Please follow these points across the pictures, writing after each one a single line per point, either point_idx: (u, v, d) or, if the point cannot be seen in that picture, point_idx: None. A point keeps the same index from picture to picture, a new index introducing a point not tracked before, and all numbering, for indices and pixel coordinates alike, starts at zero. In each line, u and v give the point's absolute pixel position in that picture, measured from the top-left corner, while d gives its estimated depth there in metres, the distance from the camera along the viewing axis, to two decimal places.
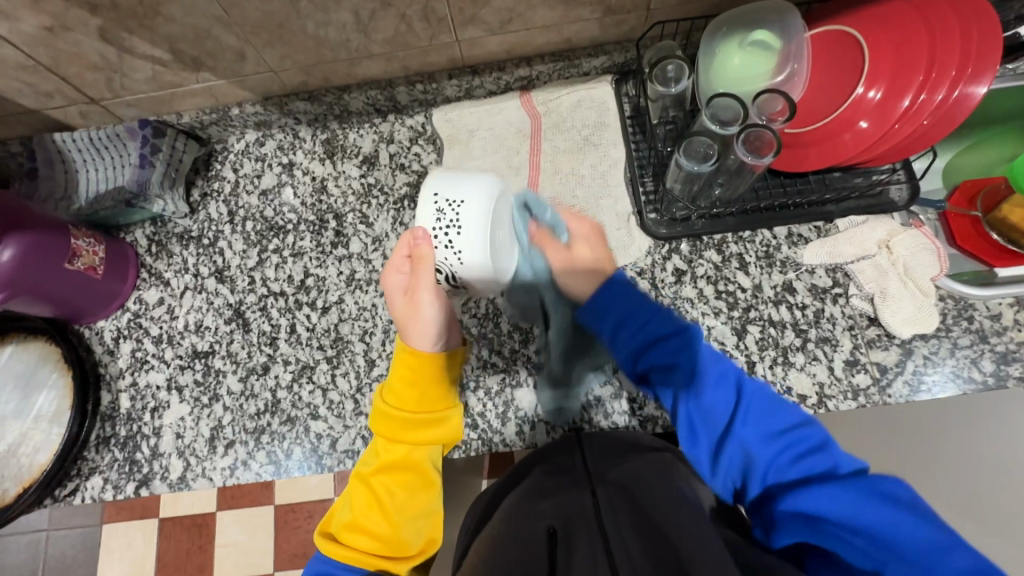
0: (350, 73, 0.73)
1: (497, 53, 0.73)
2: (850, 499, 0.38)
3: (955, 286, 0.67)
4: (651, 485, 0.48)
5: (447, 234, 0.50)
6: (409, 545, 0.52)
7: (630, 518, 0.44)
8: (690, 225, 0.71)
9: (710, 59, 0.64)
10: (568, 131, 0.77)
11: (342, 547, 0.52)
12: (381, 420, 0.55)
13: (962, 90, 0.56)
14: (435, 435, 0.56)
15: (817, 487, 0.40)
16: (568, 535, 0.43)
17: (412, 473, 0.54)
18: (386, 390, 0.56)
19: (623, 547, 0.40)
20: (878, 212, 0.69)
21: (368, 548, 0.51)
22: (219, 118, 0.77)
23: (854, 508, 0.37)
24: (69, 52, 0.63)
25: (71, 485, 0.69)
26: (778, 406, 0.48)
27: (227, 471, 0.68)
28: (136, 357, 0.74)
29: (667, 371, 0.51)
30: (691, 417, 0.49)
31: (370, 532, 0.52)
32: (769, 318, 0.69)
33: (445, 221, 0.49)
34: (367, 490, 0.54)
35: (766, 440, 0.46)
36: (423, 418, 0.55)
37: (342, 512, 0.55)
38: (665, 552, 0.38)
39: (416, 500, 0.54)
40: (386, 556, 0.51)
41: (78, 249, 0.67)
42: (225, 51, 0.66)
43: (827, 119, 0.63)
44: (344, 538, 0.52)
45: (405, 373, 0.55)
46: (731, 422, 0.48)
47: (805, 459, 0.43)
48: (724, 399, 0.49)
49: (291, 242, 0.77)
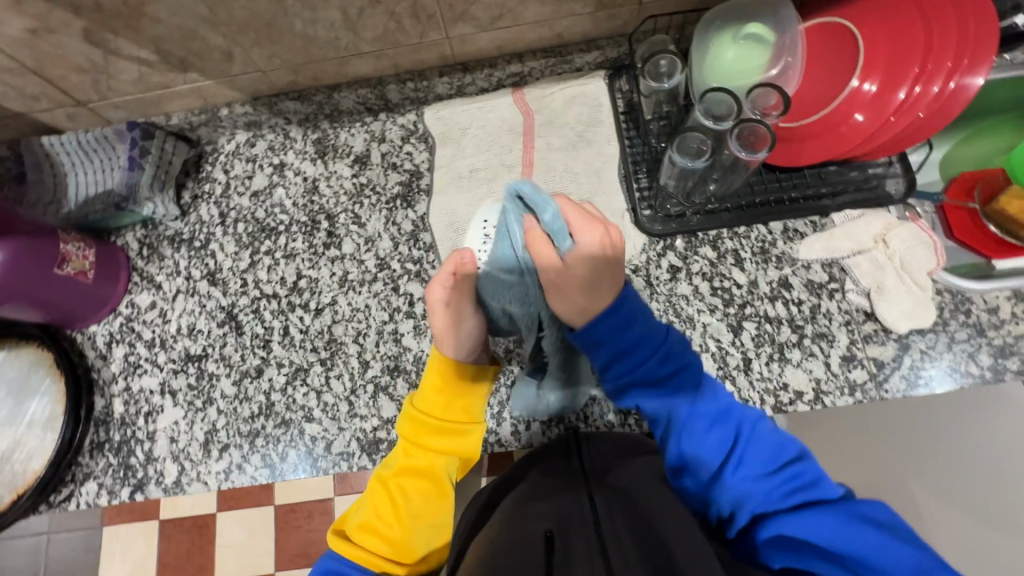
0: (340, 71, 0.72)
1: (488, 49, 0.72)
2: (833, 526, 0.38)
3: (952, 279, 0.66)
4: (648, 490, 0.48)
5: (490, 253, 0.57)
6: (416, 552, 0.54)
7: (627, 523, 0.44)
8: (685, 221, 0.71)
9: (704, 52, 0.63)
10: (562, 128, 0.76)
11: (351, 547, 0.54)
12: (410, 423, 0.58)
13: (958, 82, 0.55)
14: (457, 448, 0.58)
15: (801, 514, 0.40)
16: (565, 539, 0.43)
17: (430, 483, 0.57)
18: (418, 395, 0.59)
19: (621, 553, 0.39)
20: (874, 206, 0.68)
21: (379, 552, 0.53)
22: (208, 119, 0.77)
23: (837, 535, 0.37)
24: (54, 54, 0.62)
25: (66, 490, 0.69)
26: (775, 439, 0.48)
27: (222, 475, 0.68)
28: (129, 361, 0.73)
29: (664, 405, 0.52)
30: (685, 453, 0.50)
31: (383, 535, 0.54)
32: (765, 314, 0.68)
33: (489, 243, 0.57)
34: (386, 494, 0.57)
35: (759, 474, 0.45)
36: (448, 429, 0.57)
37: (357, 512, 0.57)
38: (659, 552, 0.38)
39: (430, 507, 0.56)
40: (394, 561, 0.53)
41: (68, 253, 0.66)
42: (212, 51, 0.65)
43: (822, 113, 0.63)
44: (357, 538, 0.55)
45: (434, 381, 0.58)
46: (723, 461, 0.48)
47: (797, 492, 0.42)
48: (721, 437, 0.49)
49: (282, 243, 0.77)
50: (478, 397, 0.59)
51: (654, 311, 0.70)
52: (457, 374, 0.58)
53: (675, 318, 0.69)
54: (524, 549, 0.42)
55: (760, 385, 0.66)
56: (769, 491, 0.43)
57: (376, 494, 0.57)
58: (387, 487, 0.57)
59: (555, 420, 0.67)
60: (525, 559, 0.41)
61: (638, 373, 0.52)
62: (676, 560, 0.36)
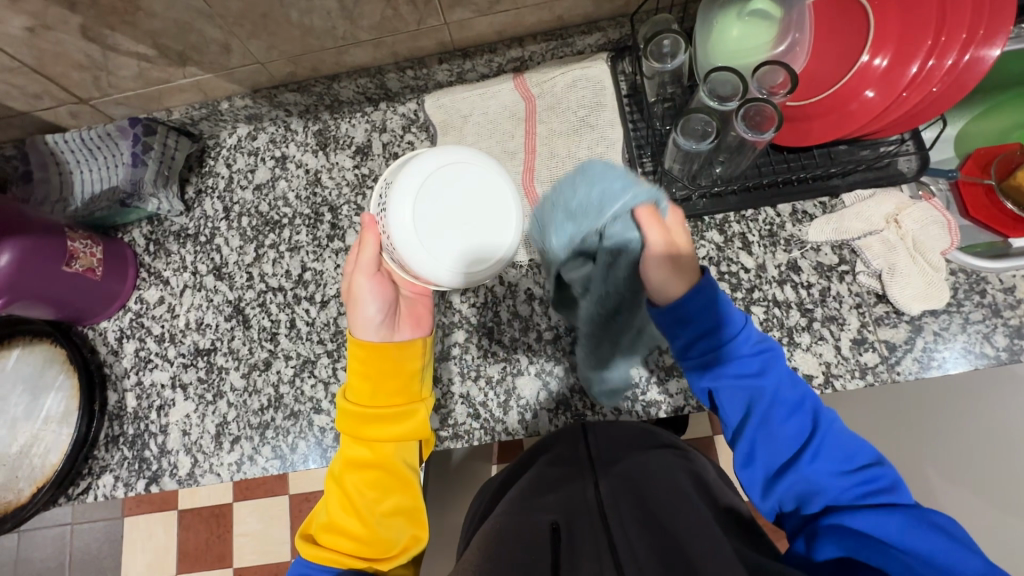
0: (339, 61, 0.71)
1: (488, 35, 0.71)
2: (901, 528, 0.40)
3: (966, 260, 0.65)
4: (659, 483, 0.48)
5: (381, 214, 0.53)
6: (391, 542, 0.53)
7: (634, 516, 0.44)
8: (692, 204, 0.69)
9: (707, 32, 0.62)
10: (564, 112, 0.75)
11: (319, 548, 0.53)
12: (345, 418, 0.57)
13: (972, 55, 0.54)
14: (399, 430, 0.57)
15: (873, 513, 0.42)
16: (572, 535, 0.44)
17: (378, 471, 0.55)
18: (348, 386, 0.58)
19: (630, 549, 0.40)
20: (886, 185, 0.66)
21: (344, 549, 0.52)
22: (209, 113, 0.77)
23: (904, 534, 0.40)
24: (54, 51, 0.62)
25: (84, 483, 0.70)
26: (850, 438, 0.49)
27: (234, 466, 0.68)
28: (141, 356, 0.74)
29: (744, 390, 0.52)
30: (756, 439, 0.51)
31: (348, 533, 0.53)
32: (774, 298, 0.67)
33: (381, 203, 0.53)
34: (341, 490, 0.55)
35: (835, 469, 0.47)
36: (378, 410, 0.56)
37: (320, 514, 0.56)
38: (671, 547, 0.39)
39: (389, 496, 0.54)
40: (363, 557, 0.51)
41: (76, 251, 0.67)
42: (210, 44, 0.64)
43: (831, 90, 0.61)
44: (320, 539, 0.54)
45: (357, 367, 0.57)
46: (798, 454, 0.49)
47: (870, 495, 0.44)
48: (796, 427, 0.50)
49: (287, 236, 0.77)
50: (411, 371, 0.58)
51: None
52: (378, 351, 0.57)
53: None
54: (533, 543, 0.42)
55: None
56: (842, 487, 0.45)
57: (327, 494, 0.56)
58: (339, 482, 0.56)
59: (562, 408, 0.67)
60: (537, 551, 0.41)
61: (712, 356, 0.53)
62: (692, 556, 0.37)
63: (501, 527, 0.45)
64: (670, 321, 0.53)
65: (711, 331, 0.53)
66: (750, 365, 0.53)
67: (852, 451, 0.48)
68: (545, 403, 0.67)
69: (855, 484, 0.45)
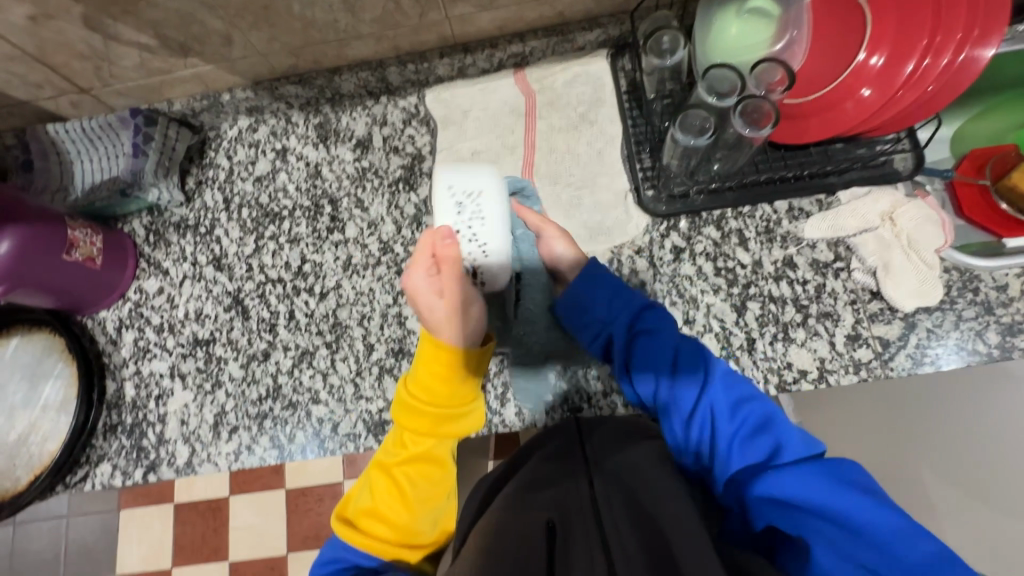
0: (340, 54, 0.72)
1: (489, 30, 0.71)
2: (813, 488, 0.38)
3: (961, 258, 0.65)
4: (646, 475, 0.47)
5: (470, 226, 0.55)
6: (421, 534, 0.55)
7: (626, 512, 0.44)
8: (689, 201, 0.70)
9: (707, 29, 0.62)
10: (563, 108, 0.75)
11: (355, 531, 0.55)
12: (404, 409, 0.57)
13: (968, 54, 0.54)
14: (458, 428, 0.58)
15: (786, 468, 0.40)
16: (567, 532, 0.43)
17: (433, 465, 0.57)
18: (420, 382, 0.56)
19: (620, 542, 0.40)
20: (881, 182, 0.67)
21: (384, 538, 0.54)
22: (210, 104, 0.77)
23: (810, 493, 0.38)
24: (55, 40, 0.62)
25: (82, 471, 0.71)
26: (735, 381, 0.51)
27: (231, 456, 0.69)
28: (139, 346, 0.74)
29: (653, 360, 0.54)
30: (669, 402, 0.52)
31: (389, 521, 0.54)
32: (770, 293, 0.68)
33: (466, 214, 0.55)
34: (392, 482, 0.56)
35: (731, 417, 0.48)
36: (450, 412, 0.56)
37: (361, 498, 0.57)
38: (659, 545, 0.38)
39: (436, 490, 0.56)
40: (397, 543, 0.54)
41: (76, 239, 0.67)
42: (211, 35, 0.65)
43: (828, 88, 0.62)
44: (360, 526, 0.55)
45: (433, 366, 0.56)
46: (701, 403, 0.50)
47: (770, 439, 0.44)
48: (693, 379, 0.51)
49: (286, 228, 0.77)
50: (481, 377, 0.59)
51: (658, 292, 0.69)
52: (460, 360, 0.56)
53: (679, 299, 0.69)
54: (525, 542, 0.42)
55: (764, 364, 0.65)
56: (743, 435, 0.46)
57: (377, 482, 0.57)
58: (390, 474, 0.56)
59: (560, 401, 0.68)
60: (527, 552, 0.41)
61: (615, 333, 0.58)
62: (677, 557, 0.36)
63: (494, 530, 0.44)
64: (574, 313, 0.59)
65: (613, 297, 0.58)
66: (651, 324, 0.56)
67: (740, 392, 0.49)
68: (543, 396, 0.68)
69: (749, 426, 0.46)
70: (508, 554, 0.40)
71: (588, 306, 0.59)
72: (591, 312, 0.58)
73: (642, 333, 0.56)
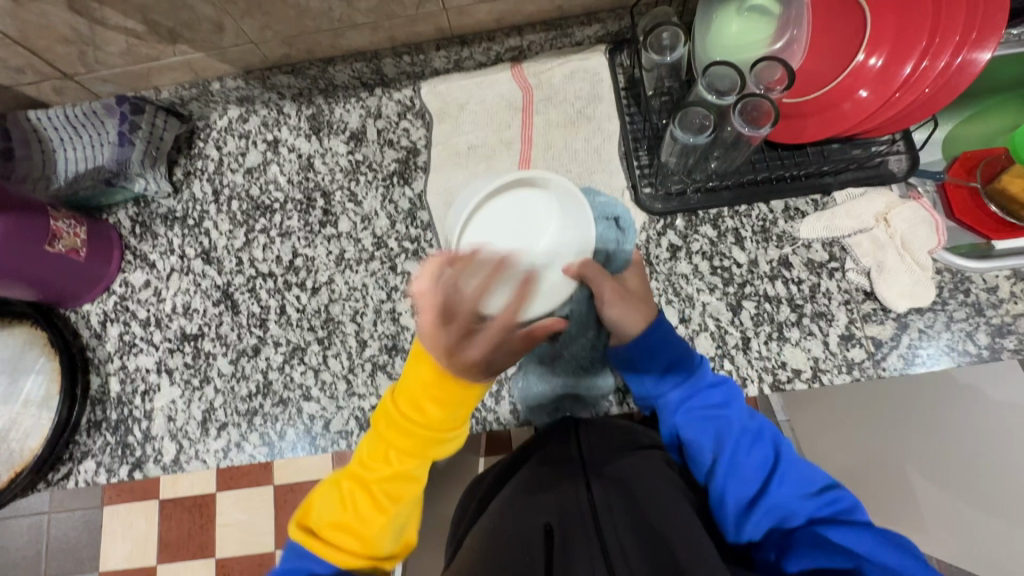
0: (335, 44, 0.70)
1: (487, 22, 0.70)
2: (871, 544, 0.40)
3: (952, 259, 0.66)
4: (648, 488, 0.48)
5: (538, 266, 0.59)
6: (385, 548, 0.53)
7: (626, 514, 0.44)
8: (686, 199, 0.70)
9: (706, 26, 0.62)
10: (561, 104, 0.75)
11: (320, 541, 0.53)
12: (386, 421, 0.56)
13: (965, 57, 0.55)
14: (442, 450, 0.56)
15: (842, 527, 0.43)
16: (566, 538, 0.43)
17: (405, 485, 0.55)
18: (418, 403, 0.53)
19: (624, 559, 0.40)
20: (877, 183, 0.68)
21: (351, 549, 0.52)
22: (199, 93, 0.75)
23: (873, 545, 0.40)
24: (38, 24, 0.60)
25: (65, 469, 0.69)
26: (806, 469, 0.51)
27: (220, 453, 0.68)
28: (124, 340, 0.73)
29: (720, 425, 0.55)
30: (731, 472, 0.52)
31: (355, 533, 0.53)
32: (765, 293, 0.68)
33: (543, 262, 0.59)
34: (368, 496, 0.54)
35: (802, 493, 0.49)
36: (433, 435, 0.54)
37: (325, 510, 0.55)
38: (662, 552, 0.40)
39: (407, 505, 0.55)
40: (364, 557, 0.52)
41: (59, 230, 0.65)
42: (202, 22, 0.63)
43: (826, 87, 0.62)
44: (326, 535, 0.53)
45: (427, 387, 0.53)
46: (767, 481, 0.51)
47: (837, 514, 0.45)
48: (760, 456, 0.53)
49: (278, 221, 0.75)
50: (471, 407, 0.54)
51: (654, 290, 0.69)
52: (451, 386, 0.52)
53: (675, 297, 0.69)
54: (528, 549, 0.42)
55: (758, 363, 0.65)
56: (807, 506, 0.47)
57: (355, 495, 0.55)
58: (367, 490, 0.55)
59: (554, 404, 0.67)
60: (526, 561, 0.41)
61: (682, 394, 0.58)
62: (682, 564, 0.38)
63: (492, 532, 0.44)
64: (643, 356, 0.58)
65: (673, 364, 0.58)
66: (715, 398, 0.57)
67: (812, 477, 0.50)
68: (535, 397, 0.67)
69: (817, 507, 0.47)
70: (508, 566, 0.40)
71: (643, 362, 0.58)
72: (647, 375, 0.59)
73: (710, 404, 0.58)
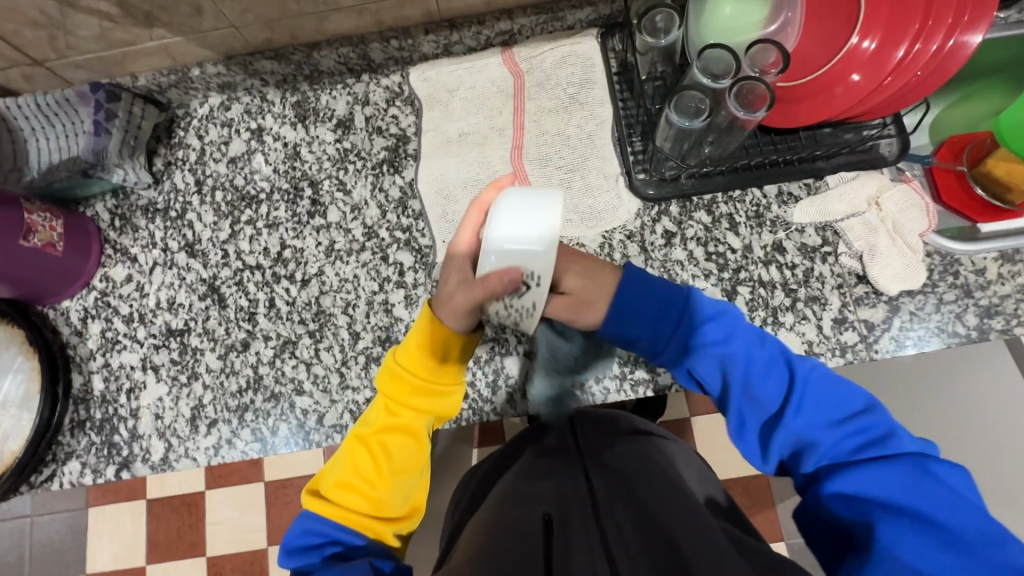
0: (319, 28, 0.68)
1: (476, 5, 0.69)
2: (899, 485, 0.41)
3: (942, 242, 0.66)
4: (643, 471, 0.48)
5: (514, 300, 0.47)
6: (394, 508, 0.54)
7: (626, 504, 0.44)
8: (679, 185, 0.70)
9: (700, 8, 0.61)
10: (553, 89, 0.74)
11: (332, 508, 0.53)
12: (391, 380, 0.56)
13: (957, 40, 0.55)
14: (441, 405, 0.56)
15: (868, 467, 0.43)
16: (563, 518, 0.43)
17: (409, 443, 0.55)
18: (405, 349, 0.56)
19: (618, 532, 0.40)
20: (868, 168, 0.68)
21: (358, 511, 0.53)
22: (179, 79, 0.72)
23: (903, 494, 0.41)
24: (3, 5, 0.57)
25: (47, 471, 0.67)
26: (829, 384, 0.49)
27: (211, 450, 0.66)
28: (107, 337, 0.70)
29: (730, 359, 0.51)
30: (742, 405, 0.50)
31: (362, 496, 0.53)
32: (759, 278, 0.68)
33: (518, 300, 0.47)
34: (367, 453, 0.55)
35: (828, 424, 0.47)
36: (429, 387, 0.55)
37: (333, 470, 0.55)
38: (656, 534, 0.39)
39: (411, 466, 0.55)
40: (372, 519, 0.53)
41: (34, 224, 0.62)
42: (179, 4, 0.60)
43: (820, 72, 0.61)
44: (331, 500, 0.54)
45: (425, 343, 0.55)
46: (785, 409, 0.48)
47: (867, 448, 0.44)
48: (777, 387, 0.49)
49: (264, 212, 0.73)
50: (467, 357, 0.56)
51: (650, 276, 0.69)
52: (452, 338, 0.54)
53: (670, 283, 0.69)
54: (522, 531, 0.41)
55: None
56: (834, 444, 0.46)
57: (359, 459, 0.55)
58: (369, 449, 0.55)
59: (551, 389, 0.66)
60: (522, 536, 0.40)
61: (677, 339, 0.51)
62: (677, 538, 0.37)
63: (489, 520, 0.44)
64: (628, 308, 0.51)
65: (665, 304, 0.51)
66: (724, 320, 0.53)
67: (838, 399, 0.48)
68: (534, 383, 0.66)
69: (845, 439, 0.45)
70: (505, 541, 0.40)
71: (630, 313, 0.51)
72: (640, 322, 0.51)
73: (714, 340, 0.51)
